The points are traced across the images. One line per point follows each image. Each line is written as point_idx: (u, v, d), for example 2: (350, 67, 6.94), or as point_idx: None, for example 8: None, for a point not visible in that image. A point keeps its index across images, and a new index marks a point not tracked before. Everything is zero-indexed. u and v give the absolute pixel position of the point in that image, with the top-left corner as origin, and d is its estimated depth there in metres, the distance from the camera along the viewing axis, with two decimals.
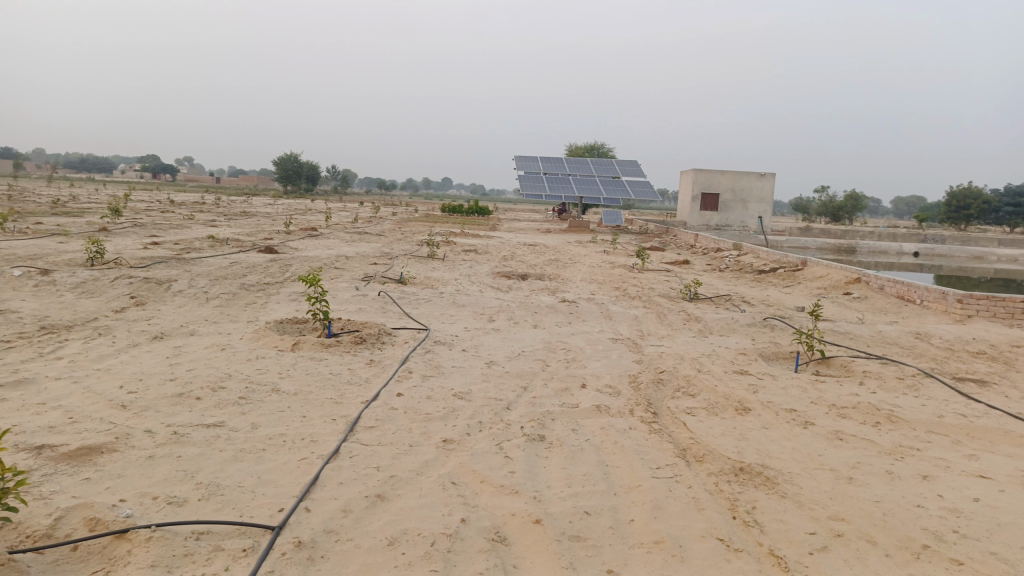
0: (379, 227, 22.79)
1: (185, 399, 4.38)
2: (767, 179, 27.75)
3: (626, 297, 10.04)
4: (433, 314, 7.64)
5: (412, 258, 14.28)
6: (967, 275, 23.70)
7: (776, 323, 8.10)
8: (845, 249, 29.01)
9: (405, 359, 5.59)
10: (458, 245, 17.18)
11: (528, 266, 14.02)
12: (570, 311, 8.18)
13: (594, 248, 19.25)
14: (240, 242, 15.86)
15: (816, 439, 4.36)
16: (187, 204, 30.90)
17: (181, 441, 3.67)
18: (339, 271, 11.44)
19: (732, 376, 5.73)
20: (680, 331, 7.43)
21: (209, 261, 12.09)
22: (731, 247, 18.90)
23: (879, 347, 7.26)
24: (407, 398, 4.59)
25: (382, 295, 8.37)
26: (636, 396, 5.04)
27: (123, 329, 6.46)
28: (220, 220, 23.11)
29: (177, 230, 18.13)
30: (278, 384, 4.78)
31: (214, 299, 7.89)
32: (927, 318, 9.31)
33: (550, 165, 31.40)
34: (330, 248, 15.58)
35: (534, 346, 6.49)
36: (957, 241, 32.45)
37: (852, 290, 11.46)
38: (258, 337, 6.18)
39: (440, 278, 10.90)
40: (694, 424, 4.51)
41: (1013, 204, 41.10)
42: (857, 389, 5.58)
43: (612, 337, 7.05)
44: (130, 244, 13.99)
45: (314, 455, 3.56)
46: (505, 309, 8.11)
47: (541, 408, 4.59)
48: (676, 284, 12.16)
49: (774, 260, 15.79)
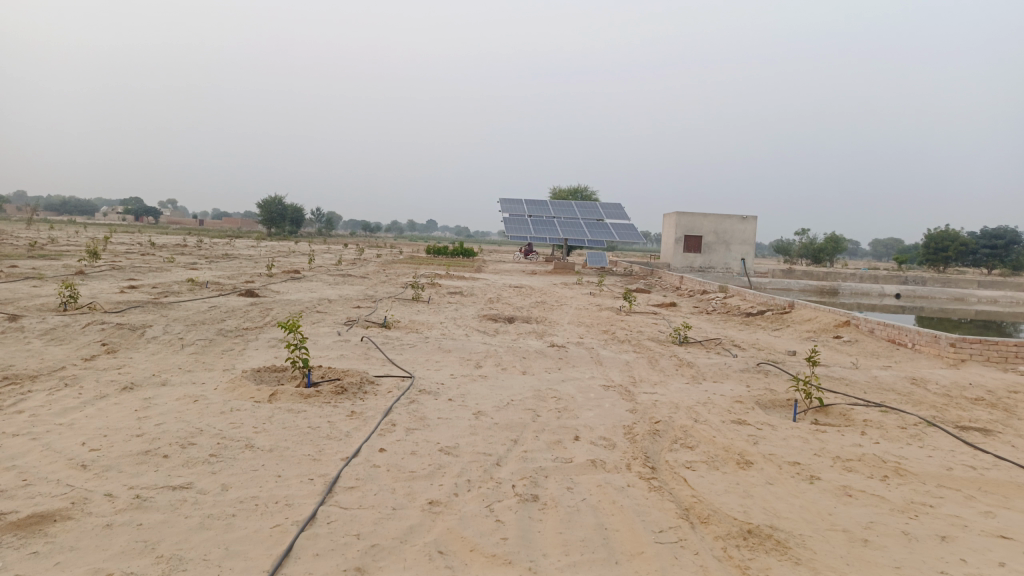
0: (363, 269, 22.58)
1: (150, 457, 4.09)
2: (749, 222, 27.90)
3: (615, 341, 9.83)
4: (418, 360, 7.38)
5: (396, 301, 14.05)
6: (949, 316, 23.78)
7: (770, 368, 7.92)
8: (828, 291, 29.11)
9: (388, 410, 5.32)
10: (443, 287, 16.96)
11: (514, 309, 13.82)
12: (559, 356, 7.95)
13: (580, 290, 19.10)
14: (221, 285, 15.56)
15: (824, 495, 4.13)
16: (168, 246, 30.55)
17: (144, 507, 3.37)
18: (321, 315, 11.17)
19: (730, 426, 5.51)
20: (673, 377, 7.22)
21: (187, 305, 11.78)
22: (717, 289, 18.84)
23: (877, 393, 7.08)
24: (390, 454, 4.32)
25: (365, 341, 8.10)
26: (632, 449, 4.80)
27: (91, 379, 6.15)
28: (201, 262, 22.80)
29: (157, 273, 17.81)
30: (253, 439, 4.50)
31: (189, 345, 7.60)
32: (920, 361, 9.17)
33: (535, 208, 31.47)
34: (312, 291, 15.31)
35: (523, 394, 6.24)
36: (938, 282, 32.73)
37: (842, 333, 11.34)
38: (233, 386, 5.89)
39: (425, 322, 10.65)
40: (695, 480, 4.27)
41: (990, 246, 41.67)
42: (860, 439, 5.38)
43: (604, 384, 6.83)
44: (106, 288, 13.65)
45: (289, 521, 3.28)
46: (492, 355, 7.87)
47: (532, 464, 4.34)
48: (665, 327, 11.99)
49: (761, 302, 15.70)
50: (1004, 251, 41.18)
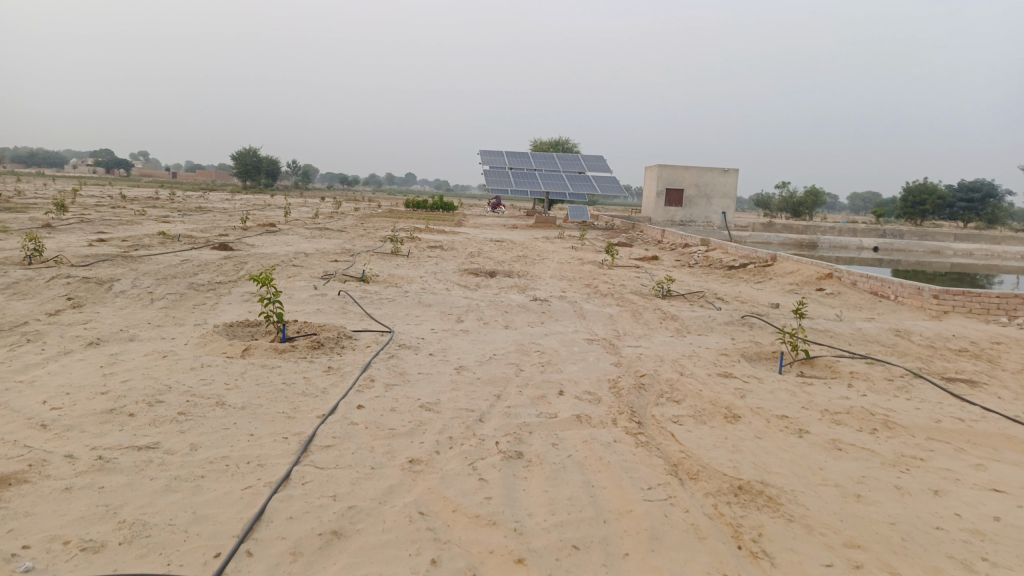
0: (341, 223, 22.17)
1: (114, 416, 3.89)
2: (730, 175, 27.74)
3: (598, 294, 9.70)
4: (397, 314, 7.19)
5: (375, 254, 13.79)
6: (926, 269, 23.96)
7: (754, 321, 7.83)
8: (807, 244, 29.20)
9: (366, 366, 5.14)
10: (423, 241, 16.69)
11: (495, 263, 13.61)
12: (542, 310, 7.81)
13: (562, 244, 18.91)
14: (194, 238, 15.16)
15: (814, 450, 4.04)
16: (140, 200, 29.80)
17: (106, 468, 3.18)
18: (297, 269, 10.90)
19: (717, 379, 5.41)
20: (658, 331, 7.11)
21: (159, 259, 11.44)
22: (698, 242, 18.75)
23: (862, 346, 7.03)
24: (369, 411, 4.16)
25: (343, 295, 7.89)
26: (618, 404, 4.68)
27: (55, 335, 5.89)
28: (174, 215, 22.27)
29: (128, 226, 17.33)
30: (224, 396, 4.31)
31: (159, 300, 7.33)
32: (902, 314, 9.14)
33: (515, 161, 31.02)
34: (288, 245, 14.99)
35: (506, 349, 6.09)
36: (915, 236, 32.95)
37: (824, 286, 11.30)
38: (205, 342, 5.67)
39: (404, 276, 10.43)
40: (682, 435, 4.16)
41: (967, 199, 41.96)
42: (847, 392, 5.31)
43: (588, 337, 6.69)
44: (74, 241, 13.23)
45: (261, 483, 3.12)
46: (473, 309, 7.70)
47: (516, 420, 4.19)
48: (648, 281, 11.87)
49: (743, 256, 15.63)
50: (979, 205, 41.51)
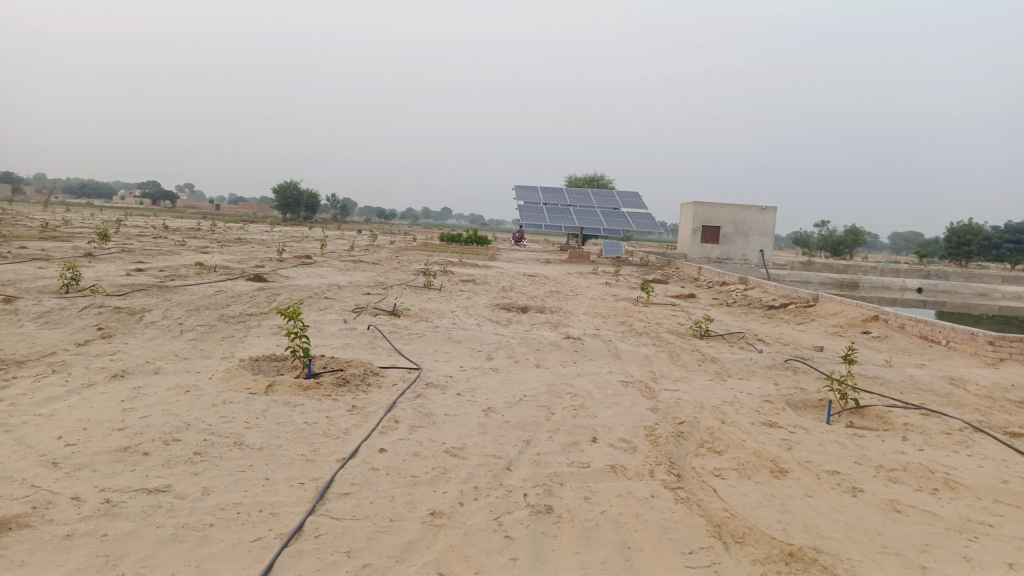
0: (376, 255, 22.26)
1: (128, 455, 3.74)
2: (768, 212, 27.28)
3: (634, 333, 9.41)
4: (426, 350, 7.01)
5: (407, 288, 13.69)
6: (973, 312, 23.12)
7: (798, 365, 7.47)
8: (847, 284, 28.50)
9: (391, 405, 4.95)
10: (455, 274, 16.59)
11: (528, 298, 13.42)
12: (575, 348, 7.56)
13: (596, 280, 18.65)
14: (229, 269, 15.27)
15: (870, 512, 3.72)
16: (181, 230, 30.39)
17: (112, 513, 3.02)
18: (328, 302, 10.83)
19: (760, 428, 5.09)
20: (696, 374, 6.81)
21: (193, 290, 11.49)
22: (736, 281, 18.33)
23: (915, 394, 6.63)
24: (391, 455, 3.95)
25: (372, 329, 7.74)
26: (655, 453, 4.40)
27: (81, 365, 5.83)
28: (213, 246, 22.58)
29: (166, 256, 17.56)
30: (242, 435, 4.14)
31: (188, 331, 7.27)
32: (956, 360, 8.68)
33: (550, 196, 31.00)
34: (322, 277, 15.01)
35: (537, 390, 5.85)
36: (960, 277, 31.98)
37: (870, 328, 10.85)
38: (229, 376, 5.54)
39: (435, 311, 10.27)
40: (725, 491, 3.87)
41: (1014, 241, 40.70)
42: (902, 446, 4.95)
43: (623, 379, 6.42)
44: (113, 270, 13.40)
45: (272, 534, 2.92)
46: (504, 346, 7.48)
47: (546, 470, 3.95)
48: (684, 320, 11.54)
49: (783, 295, 15.20)
50: None
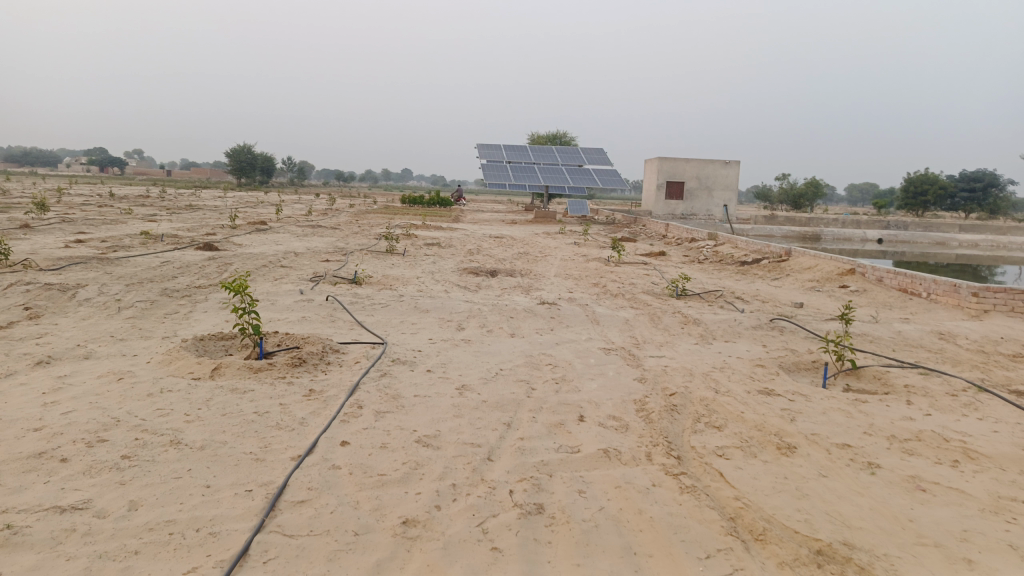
0: (335, 219, 21.43)
1: (40, 463, 3.16)
2: (732, 166, 27.00)
3: (609, 296, 8.97)
4: (391, 322, 6.48)
5: (369, 253, 13.06)
6: (931, 260, 23.25)
7: (784, 325, 7.12)
8: (810, 237, 28.52)
9: (354, 387, 4.43)
10: (419, 238, 15.95)
11: (497, 260, 12.90)
12: (551, 314, 7.09)
13: (563, 240, 18.17)
14: (178, 237, 14.41)
15: (894, 492, 3.35)
16: (131, 198, 29.02)
17: (12, 544, 2.47)
18: (285, 271, 10.17)
19: (758, 397, 4.71)
20: (681, 338, 6.40)
21: (137, 261, 10.72)
22: (704, 237, 18.03)
23: (908, 352, 6.33)
24: (355, 450, 3.45)
25: (330, 300, 7.15)
26: (650, 432, 3.97)
27: (1, 352, 5.16)
28: (162, 214, 21.50)
29: (111, 226, 16.55)
30: (181, 432, 3.59)
31: (127, 309, 6.60)
32: (939, 314, 8.44)
33: (513, 154, 30.28)
34: (278, 244, 14.28)
35: (514, 362, 5.38)
36: (919, 227, 32.28)
37: (847, 282, 10.59)
38: (170, 360, 4.94)
39: (399, 278, 9.69)
40: (733, 474, 3.46)
41: (969, 189, 41.19)
42: (909, 411, 4.61)
43: (604, 347, 5.97)
44: (49, 243, 12.49)
45: (210, 561, 2.41)
46: (475, 314, 6.98)
47: (532, 459, 3.48)
48: (658, 279, 11.16)
49: (754, 251, 14.91)
50: (981, 195, 40.82)
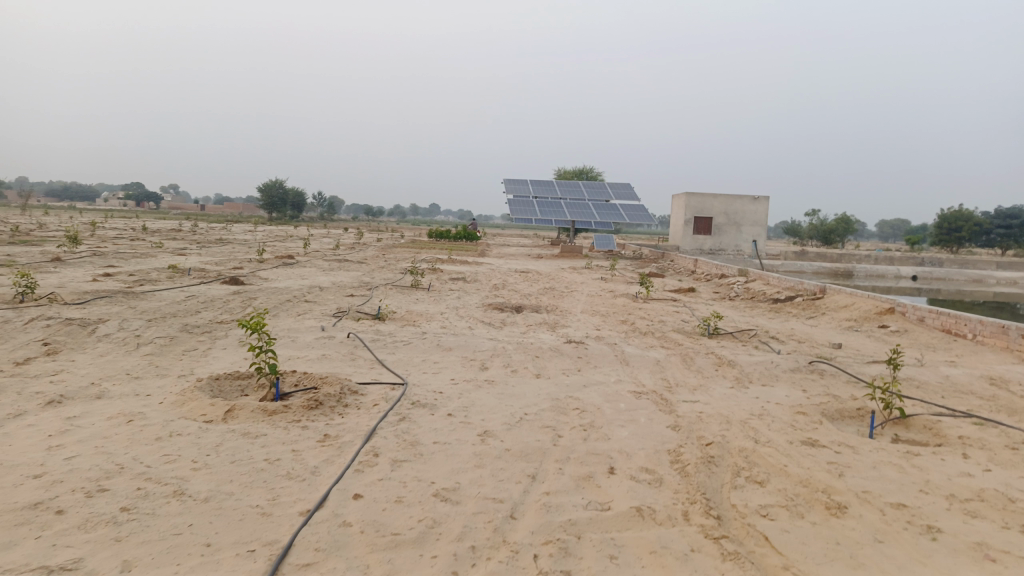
0: (362, 254, 21.45)
1: (35, 515, 2.97)
2: (760, 202, 26.67)
3: (638, 334, 8.69)
4: (413, 361, 6.27)
5: (394, 288, 12.94)
6: (968, 298, 22.58)
7: (824, 368, 6.78)
8: (842, 273, 27.94)
9: (371, 433, 4.21)
10: (445, 272, 15.82)
11: (523, 296, 12.69)
12: (578, 353, 6.83)
13: (591, 275, 17.92)
14: (205, 271, 14.44)
15: (961, 562, 3.02)
16: (162, 232, 29.44)
17: None
18: (308, 306, 10.05)
19: (802, 449, 4.39)
20: (715, 382, 6.09)
21: (162, 296, 10.69)
22: (734, 273, 17.67)
23: (959, 399, 5.95)
24: (369, 504, 3.22)
25: (352, 337, 6.97)
26: (685, 488, 3.69)
27: (14, 390, 5.04)
28: (191, 247, 21.69)
29: (141, 259, 16.69)
30: (186, 482, 3.39)
31: (145, 345, 6.48)
32: (987, 356, 8.02)
33: (540, 189, 30.27)
34: (303, 278, 14.20)
35: (539, 406, 5.13)
36: (954, 264, 31.52)
37: (887, 322, 10.18)
38: (182, 401, 4.77)
39: (423, 314, 9.51)
40: (779, 538, 3.16)
41: (1005, 225, 40.25)
42: (967, 466, 4.25)
43: (635, 390, 5.69)
44: (78, 276, 12.55)
45: None
46: (499, 353, 6.74)
47: (558, 517, 3.22)
48: (689, 317, 10.85)
49: (787, 288, 14.53)
50: (1018, 231, 39.86)
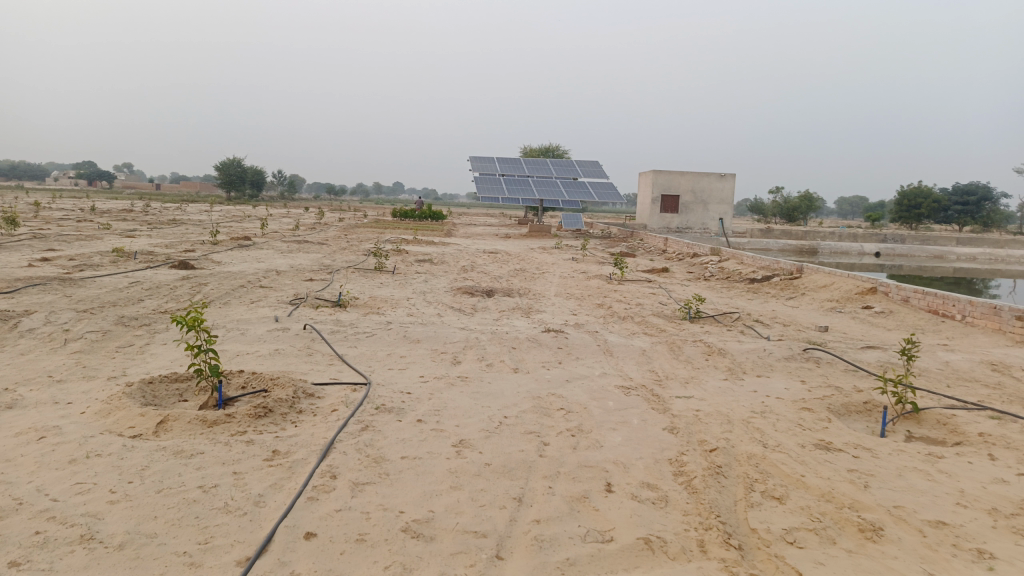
0: (323, 234, 20.60)
1: None
2: (727, 180, 26.37)
3: (617, 319, 8.19)
4: (377, 355, 5.67)
5: (356, 271, 12.26)
6: (930, 274, 22.61)
7: (819, 355, 6.35)
8: (807, 250, 27.87)
9: (328, 448, 3.62)
10: (410, 254, 15.13)
11: (492, 278, 12.11)
12: (558, 343, 6.29)
13: (560, 256, 17.41)
14: (153, 255, 13.53)
15: None
16: (112, 212, 28.00)
17: None
18: (262, 293, 9.32)
19: (817, 454, 3.92)
20: (708, 374, 5.61)
21: (103, 282, 9.85)
22: (706, 251, 17.30)
23: (966, 389, 5.57)
24: (326, 547, 2.63)
25: (308, 328, 6.32)
26: (696, 510, 3.18)
27: None
28: (142, 229, 20.61)
29: (84, 242, 15.67)
30: (99, 522, 2.76)
31: (73, 342, 5.76)
32: (980, 340, 7.69)
33: (507, 166, 29.59)
34: (259, 261, 13.41)
35: (520, 407, 4.58)
36: (915, 240, 31.72)
37: (871, 304, 9.84)
38: (109, 410, 4.11)
39: (387, 300, 8.88)
40: (815, 573, 2.67)
41: (962, 202, 40.74)
42: (999, 470, 3.83)
43: (622, 385, 5.18)
44: (12, 261, 11.60)
45: None
46: (472, 344, 6.17)
47: (554, 556, 2.69)
48: (667, 299, 10.39)
49: (761, 267, 14.18)
50: (975, 208, 40.34)
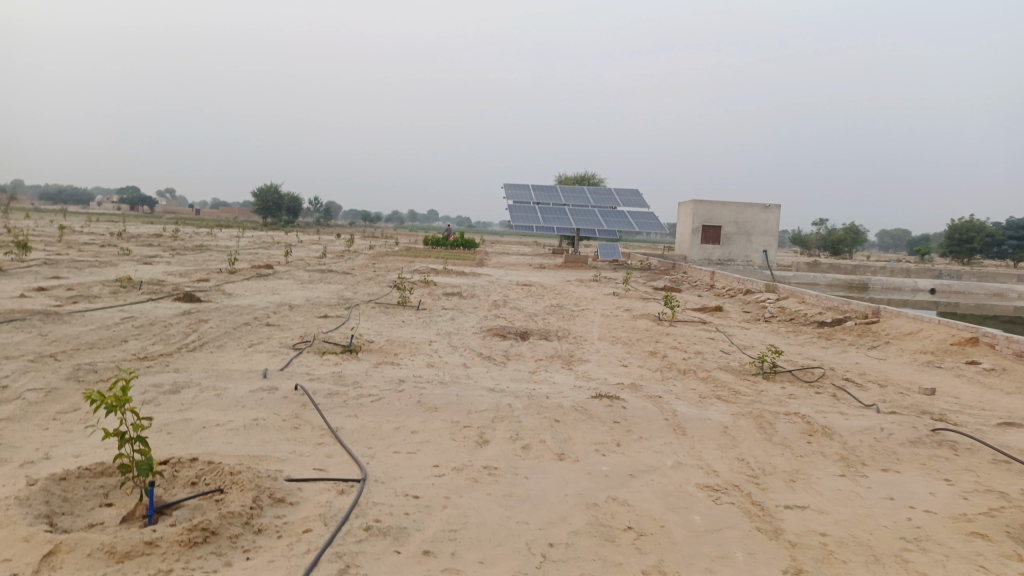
0: (349, 263, 19.56)
1: None
2: (772, 210, 24.86)
3: (679, 375, 6.81)
4: (382, 432, 4.39)
5: (377, 306, 11.06)
6: (993, 312, 20.73)
7: (953, 437, 4.90)
8: (857, 286, 26.08)
9: None
10: (438, 287, 13.90)
11: (528, 317, 10.81)
12: (613, 415, 4.95)
13: (601, 290, 16.02)
14: (161, 285, 12.47)
15: None
16: (140, 237, 27.38)
17: None
18: (264, 334, 8.11)
19: None
20: (819, 467, 4.21)
21: (92, 317, 8.77)
22: (760, 288, 15.80)
23: None
24: None
25: (300, 389, 5.07)
26: None
27: None
28: (162, 255, 19.69)
29: (97, 269, 14.75)
30: None
31: (5, 403, 4.57)
32: None
33: (542, 194, 28.47)
34: (274, 293, 12.29)
35: (572, 525, 3.25)
36: (973, 276, 29.68)
37: (975, 359, 8.30)
38: None
39: (407, 345, 7.65)
40: None
41: (1017, 237, 38.38)
42: None
43: (708, 487, 3.81)
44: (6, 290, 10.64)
45: None
46: (504, 415, 4.85)
47: None
48: (730, 346, 8.99)
49: (828, 308, 12.65)
50: None
